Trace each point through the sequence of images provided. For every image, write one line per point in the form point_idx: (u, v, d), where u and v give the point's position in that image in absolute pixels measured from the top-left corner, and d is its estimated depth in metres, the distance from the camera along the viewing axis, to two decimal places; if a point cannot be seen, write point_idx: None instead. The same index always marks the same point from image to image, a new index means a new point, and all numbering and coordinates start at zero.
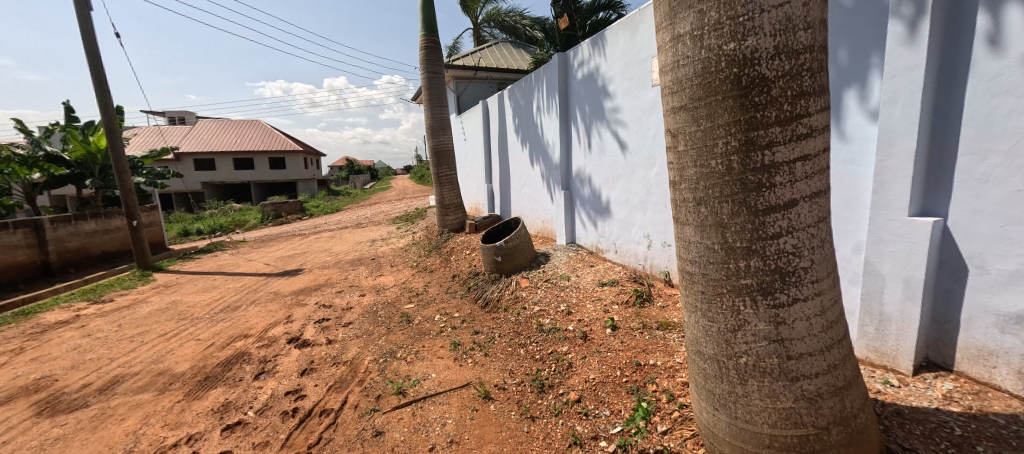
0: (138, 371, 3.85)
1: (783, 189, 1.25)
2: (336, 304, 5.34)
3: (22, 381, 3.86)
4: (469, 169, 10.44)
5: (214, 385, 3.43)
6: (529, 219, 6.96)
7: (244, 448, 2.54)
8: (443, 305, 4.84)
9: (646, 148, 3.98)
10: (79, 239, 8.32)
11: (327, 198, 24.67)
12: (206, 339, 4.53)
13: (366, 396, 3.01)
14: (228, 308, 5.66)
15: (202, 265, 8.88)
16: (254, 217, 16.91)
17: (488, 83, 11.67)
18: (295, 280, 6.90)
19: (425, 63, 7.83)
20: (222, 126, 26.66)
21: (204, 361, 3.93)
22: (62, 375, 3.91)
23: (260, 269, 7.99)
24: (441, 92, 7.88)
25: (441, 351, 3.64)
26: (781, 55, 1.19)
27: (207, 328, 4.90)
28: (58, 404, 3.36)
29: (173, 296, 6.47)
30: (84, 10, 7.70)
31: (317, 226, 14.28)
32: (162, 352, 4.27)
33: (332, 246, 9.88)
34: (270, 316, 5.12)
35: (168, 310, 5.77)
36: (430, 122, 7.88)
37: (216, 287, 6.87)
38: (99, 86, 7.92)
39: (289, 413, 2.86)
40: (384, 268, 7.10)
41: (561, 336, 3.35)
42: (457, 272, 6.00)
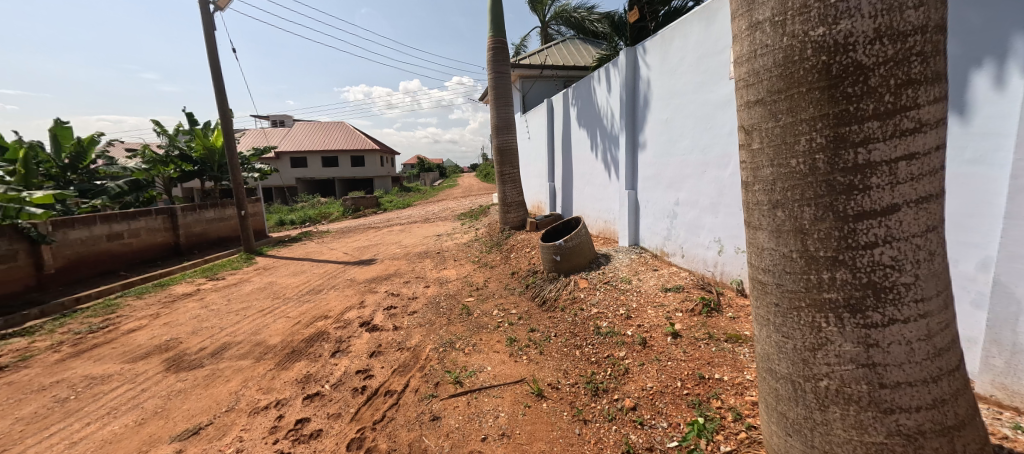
0: (241, 340, 4.44)
1: (880, 192, 1.09)
2: (403, 293, 5.69)
3: (156, 341, 4.64)
4: (531, 168, 10.50)
5: (299, 358, 3.84)
6: (591, 218, 6.82)
7: (321, 417, 2.81)
8: (502, 300, 4.94)
9: (720, 146, 3.70)
10: (200, 225, 9.76)
11: (399, 194, 26.31)
12: (294, 317, 5.08)
13: (426, 381, 3.17)
14: (312, 290, 6.30)
15: (293, 251, 9.97)
16: (336, 209, 18.57)
17: (554, 81, 11.63)
18: (369, 269, 7.47)
19: (492, 63, 8.01)
20: (312, 127, 29.61)
21: (292, 336, 4.42)
22: (184, 339, 4.63)
23: (340, 258, 8.77)
24: (507, 92, 7.99)
25: (497, 345, 3.72)
26: (883, 39, 1.04)
27: (294, 307, 5.50)
28: (181, 362, 3.99)
29: (269, 278, 7.34)
30: (209, 28, 9.00)
31: (390, 220, 15.33)
32: (259, 325, 4.88)
33: (402, 239, 10.54)
34: (347, 300, 5.61)
35: (265, 289, 6.57)
36: (495, 121, 8.04)
37: (304, 272, 7.67)
38: (218, 94, 9.22)
39: (359, 390, 3.11)
40: (448, 261, 7.41)
41: (618, 340, 3.25)
42: (516, 269, 6.08)
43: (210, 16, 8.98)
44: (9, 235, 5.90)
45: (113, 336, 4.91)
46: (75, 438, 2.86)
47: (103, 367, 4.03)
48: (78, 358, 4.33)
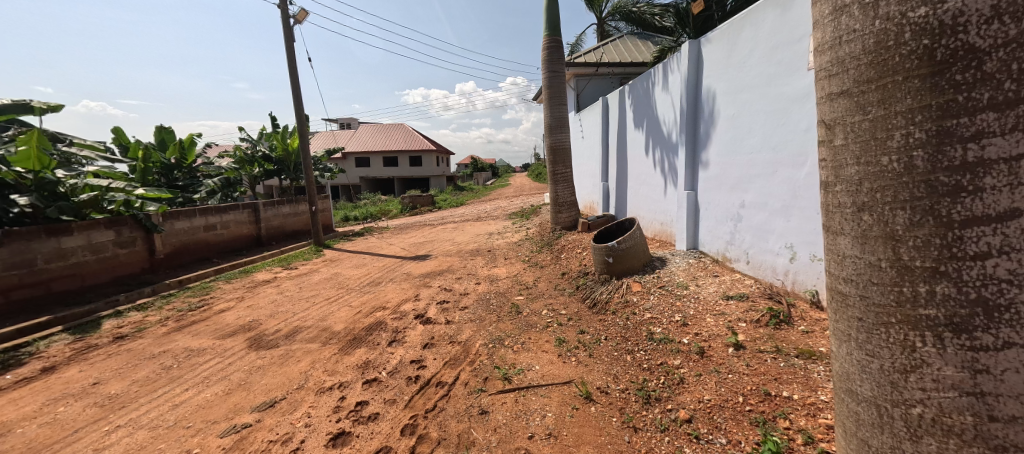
0: (309, 325, 4.83)
1: (995, 196, 0.89)
2: (455, 288, 5.87)
3: (240, 322, 5.18)
4: (584, 167, 10.34)
5: (359, 344, 4.10)
6: (646, 220, 6.58)
7: (378, 401, 2.98)
8: (551, 300, 4.92)
9: (796, 143, 3.39)
10: (278, 219, 10.75)
11: (453, 193, 27.14)
12: (355, 306, 5.44)
13: (475, 376, 3.24)
14: (372, 282, 6.70)
15: (356, 245, 10.66)
16: (395, 207, 19.57)
17: (610, 79, 11.37)
18: (424, 264, 7.78)
19: (547, 62, 7.98)
20: (375, 129, 31.42)
21: (354, 324, 4.73)
22: (263, 321, 5.13)
23: (397, 253, 9.24)
24: (561, 91, 7.93)
25: (546, 344, 3.71)
26: (1006, 15, 0.85)
27: (356, 297, 5.88)
28: (261, 342, 4.43)
29: (335, 269, 7.92)
30: (290, 39, 9.90)
31: (444, 218, 15.87)
32: (325, 312, 5.28)
33: (455, 236, 10.86)
34: (403, 293, 5.90)
35: (330, 279, 7.09)
36: (549, 121, 8.01)
37: (365, 265, 8.17)
38: (295, 100, 10.10)
39: (412, 379, 3.26)
40: (499, 259, 7.52)
41: (673, 348, 3.10)
42: (567, 270, 6.02)
43: (290, 29, 9.86)
44: (130, 224, 6.91)
45: (207, 315, 5.57)
46: (177, 401, 3.28)
47: (199, 341, 4.59)
48: (179, 332, 4.97)
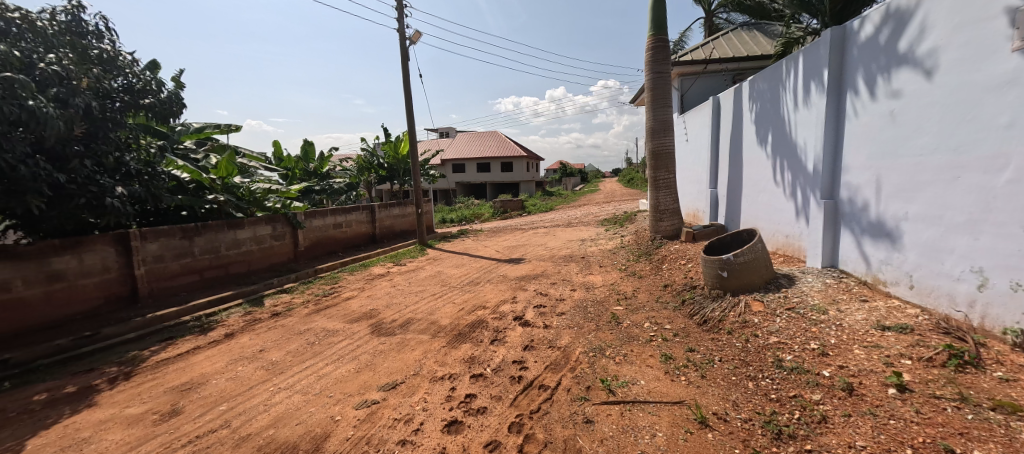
0: (420, 318, 5.30)
1: None
2: (551, 293, 5.92)
3: (364, 309, 5.92)
4: (689, 173, 9.62)
5: (465, 340, 4.38)
6: (765, 232, 5.87)
7: (485, 396, 3.14)
8: (653, 313, 4.67)
9: (992, 142, 2.73)
10: (390, 219, 12.06)
11: (544, 198, 27.48)
12: (458, 303, 5.82)
13: (577, 383, 3.22)
14: (472, 282, 7.11)
15: (455, 246, 11.41)
16: (489, 210, 20.51)
17: (720, 76, 10.43)
18: (518, 267, 8.01)
19: (651, 63, 7.64)
20: (473, 137, 33.25)
21: (458, 320, 5.06)
22: (381, 311, 5.78)
23: (493, 255, 9.67)
24: (666, 92, 7.51)
25: (650, 359, 3.54)
26: None
27: (458, 295, 6.30)
28: (381, 329, 5.01)
29: (439, 267, 8.59)
30: (407, 60, 11.06)
31: (534, 223, 16.14)
32: (432, 307, 5.74)
33: (548, 242, 10.96)
34: (501, 294, 6.14)
35: (435, 277, 7.71)
36: (651, 124, 7.64)
37: (465, 265, 8.71)
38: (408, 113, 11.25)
39: (516, 379, 3.37)
40: (594, 267, 7.37)
41: (810, 380, 2.71)
42: (669, 282, 5.65)
43: (407, 50, 11.02)
44: (282, 221, 8.37)
45: (338, 301, 6.48)
46: (320, 373, 3.88)
47: (333, 324, 5.36)
48: (318, 314, 5.85)
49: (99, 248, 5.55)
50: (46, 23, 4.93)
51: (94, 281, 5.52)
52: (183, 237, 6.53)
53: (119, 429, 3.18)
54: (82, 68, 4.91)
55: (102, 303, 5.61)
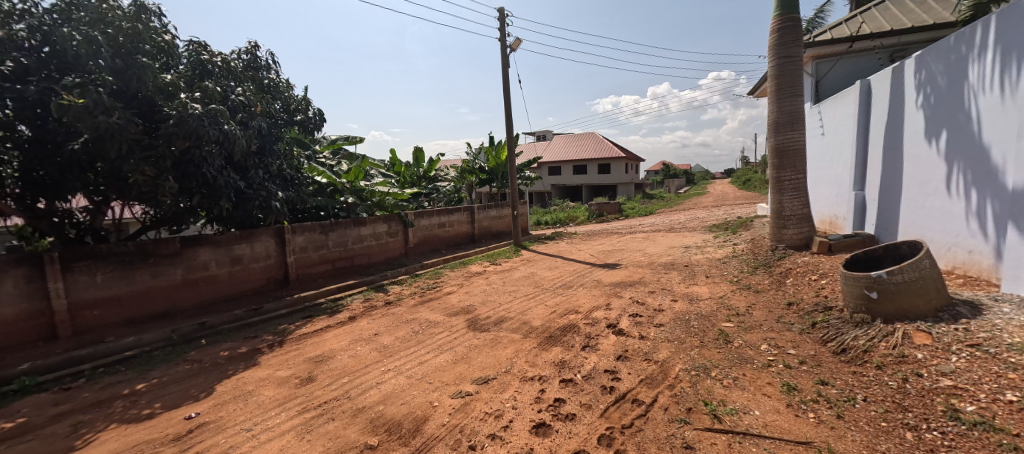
0: (513, 317, 5.42)
1: None
2: (648, 303, 5.55)
3: (462, 304, 6.26)
4: (824, 173, 8.19)
5: (556, 343, 4.34)
6: (936, 247, 4.70)
7: (574, 403, 3.06)
8: (772, 334, 4.06)
9: None
10: (488, 220, 12.63)
11: (643, 201, 26.00)
12: (550, 306, 5.81)
13: (677, 403, 2.95)
14: (564, 285, 7.03)
15: (549, 248, 11.44)
16: (583, 213, 20.14)
17: (871, 57, 8.71)
18: (613, 273, 7.69)
19: (776, 47, 6.70)
20: (570, 139, 33.03)
21: (550, 323, 5.04)
22: (477, 307, 6.05)
23: (587, 259, 9.45)
24: (795, 79, 6.51)
25: (768, 387, 3.08)
26: None
27: (551, 297, 6.28)
28: (477, 324, 5.25)
29: (532, 268, 8.70)
30: (507, 66, 11.47)
31: (632, 227, 15.37)
32: (525, 307, 5.83)
33: (646, 247, 10.34)
34: (594, 299, 5.95)
35: (527, 278, 7.82)
36: (775, 117, 6.69)
37: (558, 267, 8.67)
38: (508, 118, 11.65)
39: (607, 389, 3.22)
40: (699, 277, 6.72)
41: (1003, 443, 2.08)
42: (795, 299, 4.88)
43: (507, 57, 11.42)
44: (396, 219, 9.33)
45: (439, 295, 6.98)
46: (422, 360, 4.21)
47: (435, 316, 5.78)
48: (422, 306, 6.37)
49: (263, 239, 6.82)
50: (236, 61, 6.18)
51: (260, 266, 6.81)
52: (321, 232, 7.69)
53: (270, 388, 3.86)
54: (258, 97, 6.12)
55: (264, 283, 6.89)
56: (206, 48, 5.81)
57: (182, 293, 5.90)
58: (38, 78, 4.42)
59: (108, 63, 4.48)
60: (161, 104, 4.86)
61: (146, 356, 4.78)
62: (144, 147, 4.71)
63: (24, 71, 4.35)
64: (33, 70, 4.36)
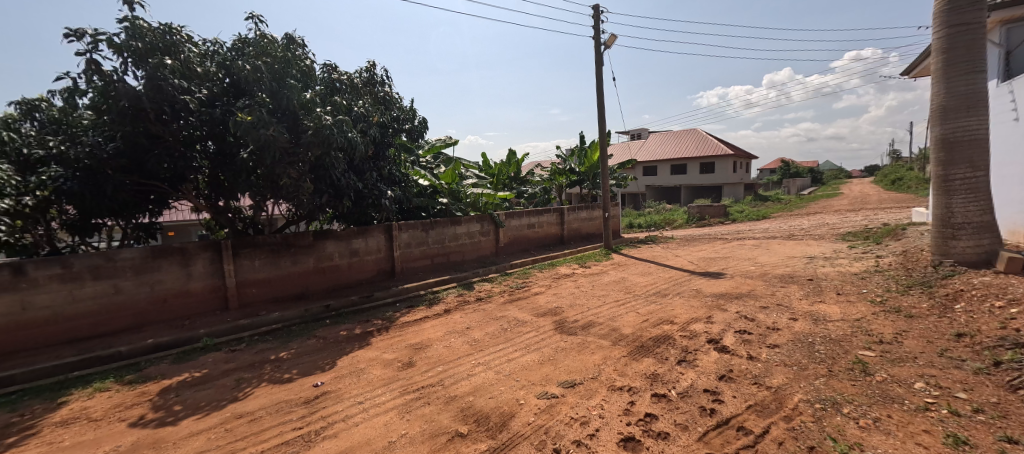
0: (602, 322, 5.26)
1: None
2: (759, 319, 4.92)
3: (549, 306, 6.27)
4: (1018, 169, 6.39)
5: (648, 354, 4.09)
6: None
7: (669, 421, 2.84)
8: (931, 371, 3.29)
9: None
10: (577, 222, 12.48)
11: (755, 204, 23.18)
12: (642, 314, 5.50)
13: (794, 438, 2.56)
14: (659, 293, 6.60)
15: (642, 253, 10.86)
16: (681, 216, 18.72)
17: None
18: (716, 283, 6.99)
19: (943, 15, 5.43)
20: (667, 137, 30.98)
21: (642, 332, 4.77)
22: (565, 309, 6.00)
23: (685, 266, 8.74)
24: (975, 52, 5.18)
25: (923, 435, 2.50)
26: None
27: (643, 305, 5.94)
28: (564, 327, 5.21)
29: (623, 273, 8.34)
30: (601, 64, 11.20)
31: (740, 233, 13.82)
32: (615, 313, 5.61)
33: (757, 256, 9.20)
34: (693, 311, 5.47)
35: (618, 283, 7.52)
36: (943, 101, 5.42)
37: (652, 274, 8.18)
38: (600, 117, 11.37)
39: (707, 411, 2.93)
40: (827, 293, 5.76)
41: None
42: (967, 330, 3.89)
43: (601, 55, 11.15)
44: (488, 219, 9.74)
45: (527, 295, 7.08)
46: (510, 357, 4.32)
47: (523, 315, 5.88)
48: (511, 304, 6.54)
49: (375, 235, 7.67)
50: (357, 78, 7.08)
51: (372, 258, 7.68)
52: (422, 230, 8.38)
53: (377, 368, 4.32)
54: (374, 108, 6.89)
55: (375, 274, 7.74)
56: (336, 70, 6.75)
57: (313, 278, 6.93)
58: (220, 103, 5.57)
59: (266, 87, 5.54)
60: (302, 118, 5.76)
61: (286, 330, 5.70)
62: (290, 154, 5.60)
63: (213, 98, 5.54)
64: (219, 96, 5.53)
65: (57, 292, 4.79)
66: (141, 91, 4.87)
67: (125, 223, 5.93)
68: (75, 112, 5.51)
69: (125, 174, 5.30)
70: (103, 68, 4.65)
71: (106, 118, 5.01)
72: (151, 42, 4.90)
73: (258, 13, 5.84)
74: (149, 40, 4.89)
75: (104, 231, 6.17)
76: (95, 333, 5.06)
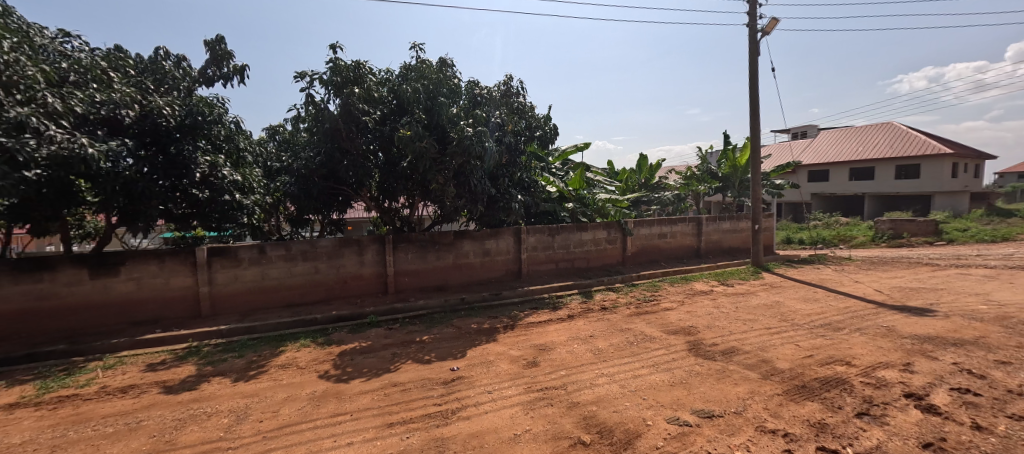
0: (749, 351, 4.60)
1: None
2: (994, 378, 3.64)
3: (682, 324, 5.76)
4: None
5: (811, 397, 3.42)
6: None
7: None
8: None
9: None
10: (718, 234, 11.15)
11: (988, 221, 17.19)
12: (804, 348, 4.62)
13: None
14: (829, 325, 5.44)
15: (804, 274, 9.11)
16: (863, 232, 15.08)
17: None
18: (918, 321, 5.43)
19: None
20: (846, 134, 25.35)
21: (803, 369, 4.01)
22: (701, 330, 5.43)
23: (869, 295, 7.02)
24: None
25: None
26: None
27: (805, 338, 4.97)
28: (699, 349, 4.72)
29: (778, 297, 7.13)
30: (755, 55, 9.86)
31: (961, 258, 10.42)
32: (766, 343, 4.84)
33: (990, 292, 6.81)
34: (881, 353, 4.35)
35: (771, 307, 6.46)
36: None
37: (819, 301, 6.78)
38: (753, 116, 10.00)
39: None
40: None
41: None
42: None
43: (755, 44, 9.82)
44: (615, 227, 9.47)
45: (657, 309, 6.62)
46: (636, 373, 4.12)
47: (651, 330, 5.54)
48: (638, 317, 6.21)
49: (505, 236, 8.19)
50: (496, 91, 7.65)
51: (502, 259, 8.21)
52: (548, 234, 8.63)
53: (504, 362, 4.61)
54: (511, 118, 7.32)
55: (504, 274, 8.26)
56: (478, 85, 7.42)
57: (452, 273, 7.75)
58: (389, 121, 6.70)
59: (423, 105, 6.44)
60: (450, 130, 6.51)
61: (430, 316, 6.51)
62: (439, 163, 6.38)
63: (384, 117, 6.69)
64: (388, 116, 6.68)
65: (282, 267, 6.41)
66: (337, 115, 6.19)
67: (323, 218, 7.59)
68: (297, 134, 7.31)
69: (325, 181, 6.80)
70: (315, 99, 6.08)
71: (316, 137, 6.52)
72: (345, 76, 6.19)
73: (419, 43, 6.84)
74: (344, 75, 6.17)
75: (311, 226, 8.01)
76: (302, 301, 6.61)
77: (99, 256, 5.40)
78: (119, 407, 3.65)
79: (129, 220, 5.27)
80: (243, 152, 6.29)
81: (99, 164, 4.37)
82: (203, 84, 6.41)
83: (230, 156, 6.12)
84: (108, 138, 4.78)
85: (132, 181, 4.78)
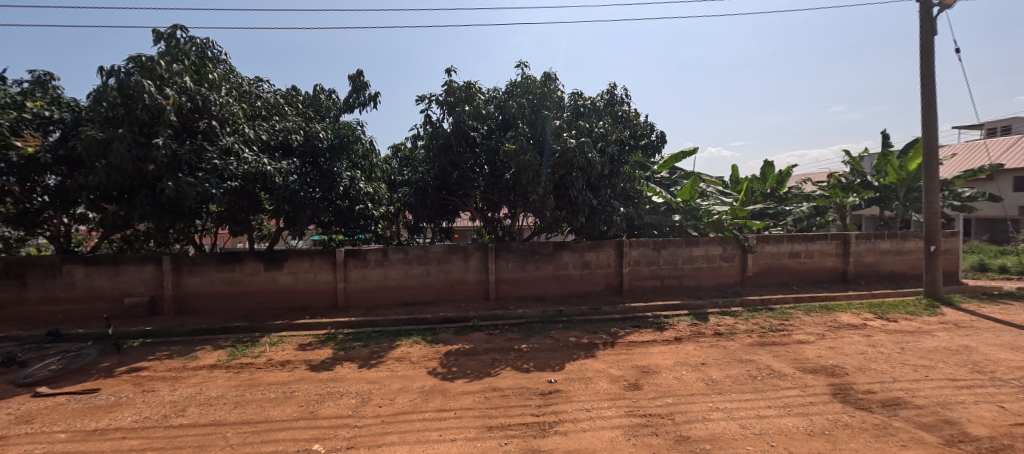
0: (922, 406, 3.64)
1: None
2: None
3: (822, 362, 4.84)
4: None
5: None
6: None
7: None
8: None
9: None
10: (873, 255, 9.17)
11: None
12: (1013, 412, 3.48)
13: None
14: None
15: (1009, 314, 6.92)
16: None
17: None
18: None
19: None
20: None
21: (1012, 440, 3.02)
22: (849, 372, 4.49)
23: None
24: None
25: None
26: None
27: (1015, 399, 3.74)
28: (847, 395, 3.90)
29: (967, 340, 5.54)
30: (928, 35, 7.99)
31: None
32: (949, 398, 3.78)
33: None
34: None
35: (955, 353, 5.04)
36: None
37: None
38: (925, 110, 8.08)
39: None
40: None
41: None
42: None
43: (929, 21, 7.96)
44: (733, 243, 8.46)
45: (787, 341, 5.66)
46: (761, 412, 3.58)
47: (781, 365, 4.77)
48: (762, 348, 5.42)
49: (607, 249, 7.94)
50: (599, 101, 7.53)
51: (603, 272, 7.96)
52: (653, 249, 8.10)
53: (604, 380, 4.42)
54: (614, 127, 7.09)
55: (603, 287, 7.99)
56: (581, 96, 7.40)
57: (550, 284, 7.77)
58: (495, 135, 7.07)
59: (527, 119, 6.67)
60: (552, 141, 6.58)
61: (529, 325, 6.59)
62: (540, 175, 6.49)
63: (491, 132, 7.07)
64: (494, 130, 7.03)
65: (400, 269, 7.17)
66: (450, 132, 6.76)
67: (434, 227, 8.28)
68: (415, 151, 8.16)
69: (437, 192, 7.45)
70: (432, 118, 6.74)
71: (431, 153, 7.20)
72: (457, 96, 6.72)
73: (526, 60, 7.09)
74: (456, 95, 6.71)
75: (424, 233, 8.79)
76: (416, 301, 7.29)
77: (271, 252, 6.70)
78: (279, 378, 4.44)
79: (291, 225, 6.46)
80: (374, 168, 7.25)
81: (274, 180, 5.47)
82: (346, 111, 7.59)
83: (365, 171, 7.11)
84: (282, 159, 5.96)
85: (296, 193, 5.87)
